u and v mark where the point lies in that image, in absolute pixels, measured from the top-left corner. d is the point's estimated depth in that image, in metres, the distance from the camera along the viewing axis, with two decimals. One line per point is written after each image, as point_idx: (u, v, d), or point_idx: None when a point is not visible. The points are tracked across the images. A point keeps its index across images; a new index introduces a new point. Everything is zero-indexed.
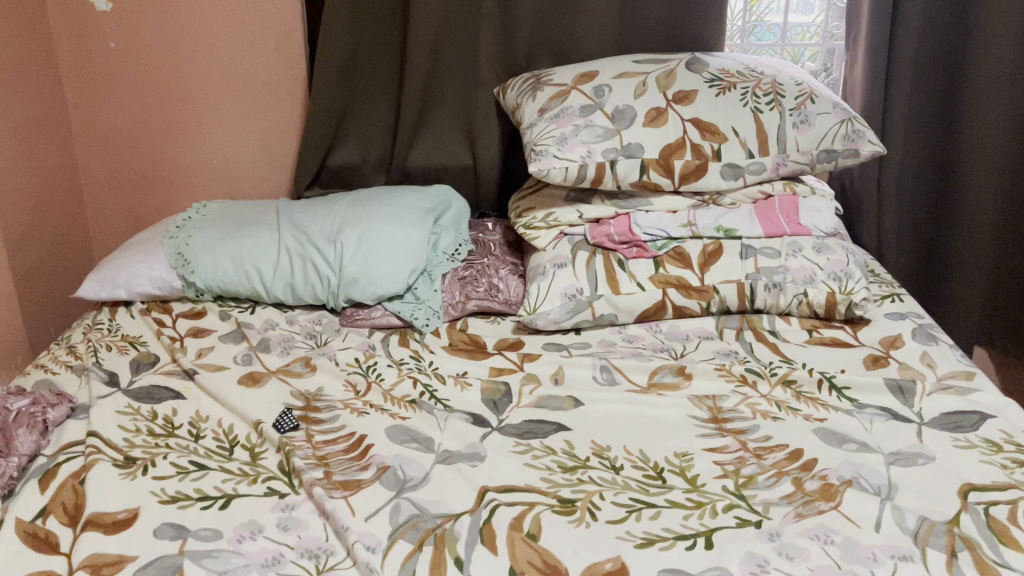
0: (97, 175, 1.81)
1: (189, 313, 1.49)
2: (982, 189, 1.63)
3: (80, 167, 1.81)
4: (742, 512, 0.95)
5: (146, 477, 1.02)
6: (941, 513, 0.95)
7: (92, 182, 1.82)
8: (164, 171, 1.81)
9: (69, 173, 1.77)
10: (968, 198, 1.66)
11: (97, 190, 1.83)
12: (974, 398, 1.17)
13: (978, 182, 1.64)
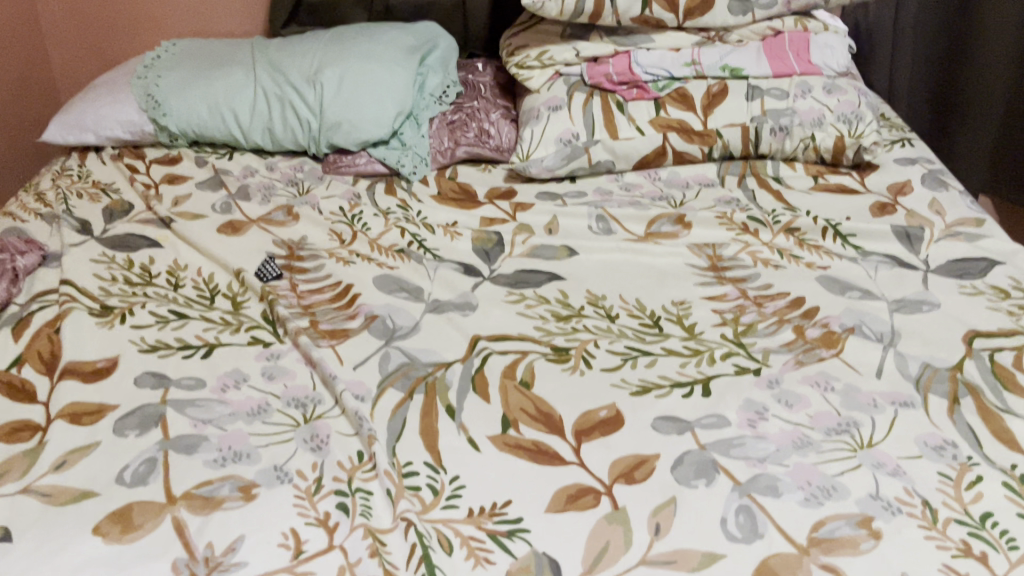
0: (57, 12, 1.69)
1: (163, 159, 1.41)
2: (1004, 26, 1.54)
3: (37, 3, 1.68)
4: (740, 360, 0.93)
5: (125, 326, 0.98)
6: (944, 360, 0.92)
7: (52, 20, 1.69)
8: (126, 7, 1.68)
9: (25, 9, 1.65)
10: (989, 35, 1.56)
11: (58, 29, 1.71)
12: (982, 244, 1.13)
13: (1001, 19, 1.54)
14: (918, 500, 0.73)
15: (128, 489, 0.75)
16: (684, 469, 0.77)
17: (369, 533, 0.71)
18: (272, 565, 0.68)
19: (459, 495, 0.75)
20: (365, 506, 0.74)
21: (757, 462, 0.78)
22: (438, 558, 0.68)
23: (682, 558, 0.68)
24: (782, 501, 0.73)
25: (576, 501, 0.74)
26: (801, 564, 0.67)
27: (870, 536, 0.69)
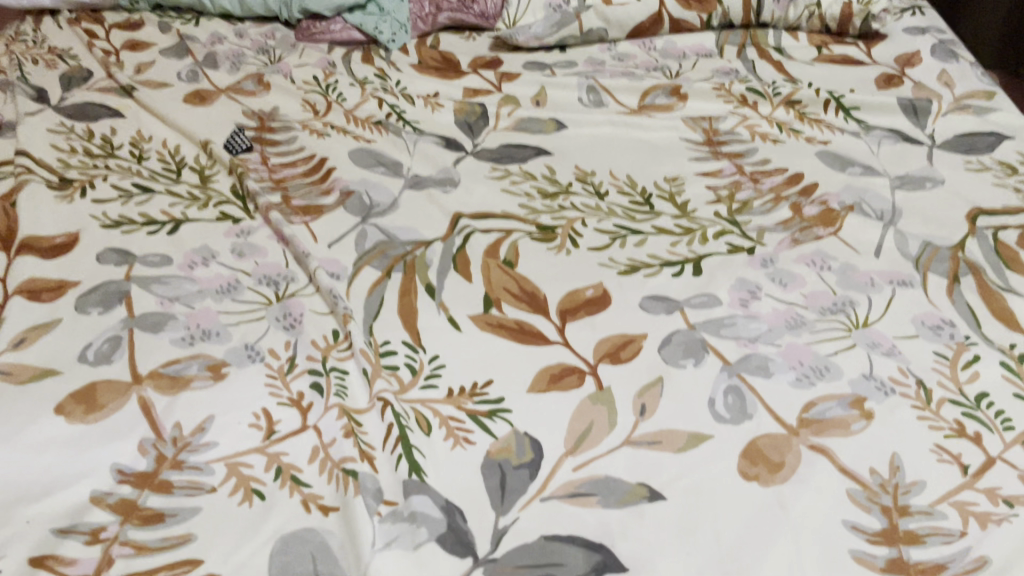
0: None
1: (123, 24, 1.32)
2: None
3: None
4: (733, 239, 0.88)
5: (85, 200, 0.93)
6: (945, 239, 0.88)
7: None
8: None
9: None
10: None
11: None
12: (991, 119, 1.08)
13: None
14: (912, 381, 0.70)
15: (92, 367, 0.71)
16: (672, 350, 0.74)
17: (343, 413, 0.67)
18: (243, 447, 0.64)
19: (439, 375, 0.71)
20: (341, 388, 0.70)
21: (747, 342, 0.75)
22: (416, 438, 0.65)
23: (668, 439, 0.65)
24: (772, 382, 0.70)
25: (559, 382, 0.71)
26: (790, 446, 0.64)
27: (862, 416, 0.67)
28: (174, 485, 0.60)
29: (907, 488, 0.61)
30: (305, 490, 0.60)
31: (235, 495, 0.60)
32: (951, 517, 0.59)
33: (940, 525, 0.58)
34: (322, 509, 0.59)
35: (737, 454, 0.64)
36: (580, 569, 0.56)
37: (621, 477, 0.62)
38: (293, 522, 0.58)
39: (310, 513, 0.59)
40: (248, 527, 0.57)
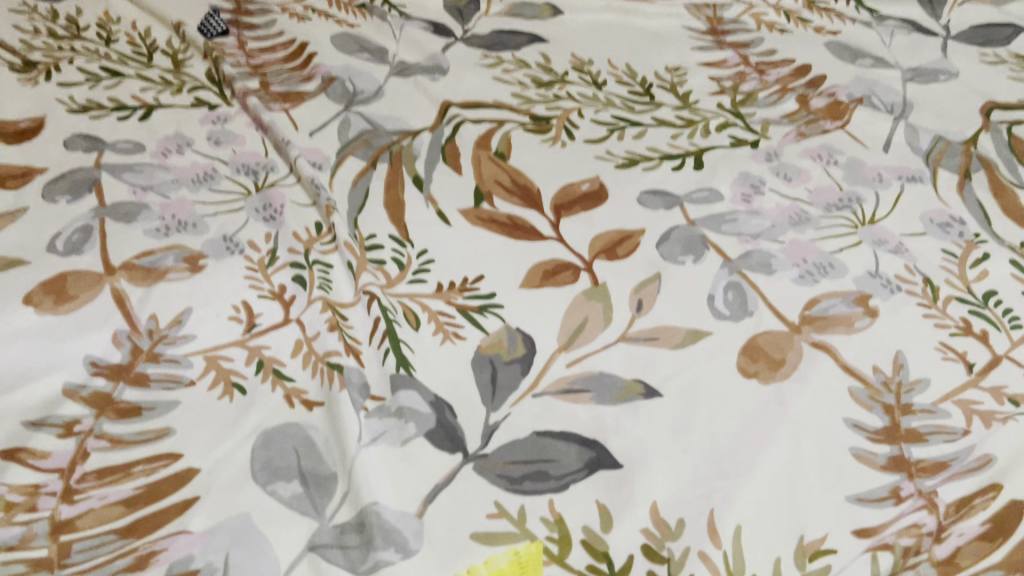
0: None
1: None
2: None
3: None
4: (737, 132, 0.84)
5: (51, 84, 0.87)
6: (957, 134, 0.84)
7: None
8: None
9: None
10: None
11: None
12: (1008, 10, 1.03)
13: None
14: (919, 279, 0.67)
15: (62, 258, 0.68)
16: (671, 246, 0.71)
17: (328, 307, 0.64)
18: (222, 341, 0.61)
19: (428, 270, 0.68)
20: (325, 282, 0.67)
21: (749, 239, 0.71)
22: (404, 334, 0.62)
23: (665, 335, 0.63)
24: (774, 280, 0.67)
25: (553, 278, 0.68)
26: (792, 344, 0.62)
27: (866, 314, 0.64)
28: (150, 379, 0.58)
29: (910, 386, 0.59)
30: (288, 385, 0.58)
31: (215, 389, 0.57)
32: (954, 416, 0.57)
33: (943, 423, 0.56)
34: (306, 405, 0.57)
35: (737, 352, 0.61)
36: (571, 466, 0.54)
37: (616, 374, 0.60)
38: (275, 418, 0.56)
39: (293, 408, 0.56)
40: (229, 421, 0.55)
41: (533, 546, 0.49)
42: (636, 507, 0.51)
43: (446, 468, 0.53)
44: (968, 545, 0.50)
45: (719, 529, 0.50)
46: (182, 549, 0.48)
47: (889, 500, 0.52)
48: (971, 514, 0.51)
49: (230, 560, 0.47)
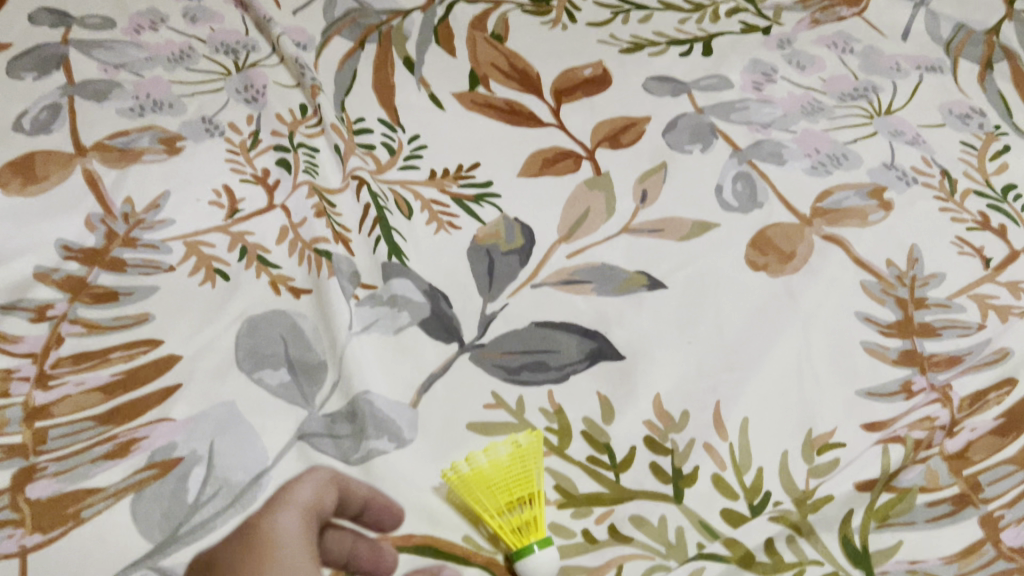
0: None
1: None
2: None
3: None
4: (748, 17, 0.79)
5: None
6: (980, 22, 0.80)
7: None
8: None
9: None
10: None
11: None
12: None
13: None
14: (936, 172, 0.64)
15: (29, 137, 0.63)
16: (678, 134, 0.67)
17: (314, 192, 0.60)
18: (202, 226, 0.57)
19: (420, 156, 0.64)
20: (310, 166, 0.63)
21: (760, 128, 0.68)
22: (395, 221, 0.58)
23: (671, 226, 0.59)
24: (785, 170, 0.64)
25: (553, 166, 0.64)
26: (802, 236, 0.59)
27: (881, 207, 0.61)
28: (127, 264, 0.54)
29: (925, 281, 0.56)
30: (273, 271, 0.55)
31: (197, 275, 0.54)
32: (969, 311, 0.55)
33: (957, 319, 0.54)
34: (293, 293, 0.54)
35: (745, 244, 0.58)
36: (572, 359, 0.51)
37: (619, 265, 0.57)
38: (260, 305, 0.53)
39: (279, 296, 0.53)
40: (211, 308, 0.52)
41: (533, 437, 0.47)
42: (639, 399, 0.49)
43: (442, 358, 0.51)
44: (980, 440, 0.47)
45: (726, 422, 0.48)
46: (163, 437, 0.45)
47: (900, 394, 0.50)
48: (983, 409, 0.48)
49: (216, 447, 0.45)
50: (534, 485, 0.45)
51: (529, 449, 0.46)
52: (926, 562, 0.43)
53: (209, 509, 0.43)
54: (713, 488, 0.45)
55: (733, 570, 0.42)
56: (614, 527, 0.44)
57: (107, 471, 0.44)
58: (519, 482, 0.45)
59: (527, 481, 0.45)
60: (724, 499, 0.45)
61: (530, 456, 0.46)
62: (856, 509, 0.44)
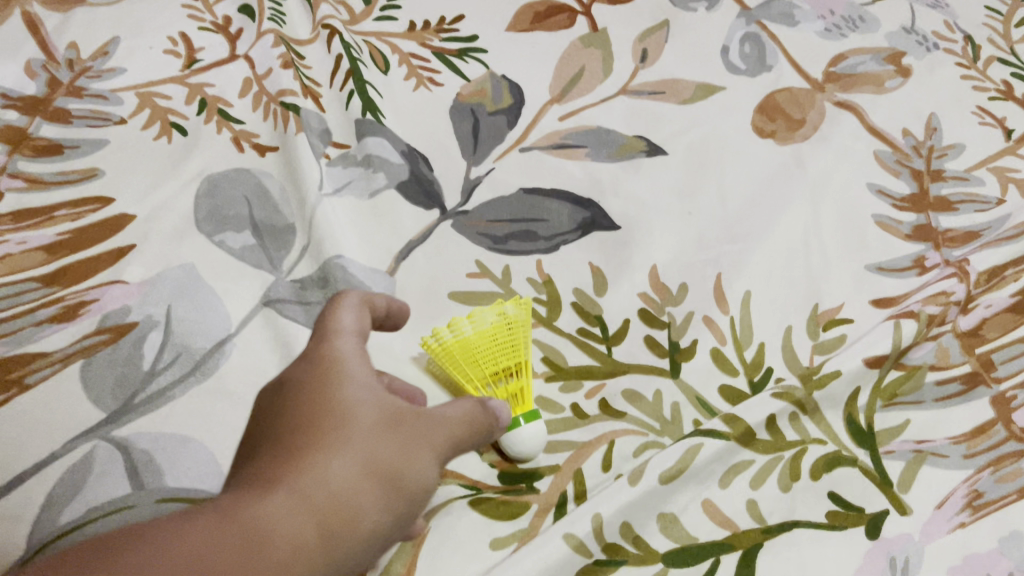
0: None
1: None
2: None
3: None
4: None
5: None
6: None
7: None
8: None
9: None
10: None
11: None
12: None
13: None
14: (959, 37, 0.59)
15: None
16: None
17: (280, 42, 0.54)
18: (157, 77, 0.52)
19: (398, 6, 0.58)
20: (276, 13, 0.56)
21: None
22: (370, 76, 0.53)
23: (673, 89, 0.55)
24: (797, 32, 0.59)
25: (545, 21, 0.58)
26: (813, 102, 0.54)
27: (899, 73, 0.57)
28: (73, 115, 0.49)
29: (943, 152, 0.52)
30: (236, 127, 0.50)
31: (151, 129, 0.49)
32: (988, 185, 0.51)
33: (975, 193, 0.50)
34: (257, 150, 0.49)
35: (752, 109, 0.54)
36: (563, 228, 0.47)
37: (615, 128, 0.52)
38: (221, 163, 0.48)
39: (242, 153, 0.48)
40: (167, 165, 0.47)
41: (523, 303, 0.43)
42: (634, 270, 0.46)
43: (421, 224, 0.47)
44: (994, 317, 0.44)
45: (727, 294, 0.45)
46: (116, 301, 0.41)
47: (912, 271, 0.46)
48: (1001, 285, 0.45)
49: (173, 313, 0.41)
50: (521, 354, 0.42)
51: (517, 317, 0.42)
52: (933, 442, 0.40)
53: (168, 377, 0.39)
54: (712, 363, 0.43)
55: (732, 448, 0.40)
56: (605, 402, 0.41)
57: (53, 335, 0.40)
58: (507, 351, 0.42)
59: (512, 351, 0.42)
60: (724, 375, 0.42)
61: (518, 324, 0.42)
62: (863, 387, 0.42)
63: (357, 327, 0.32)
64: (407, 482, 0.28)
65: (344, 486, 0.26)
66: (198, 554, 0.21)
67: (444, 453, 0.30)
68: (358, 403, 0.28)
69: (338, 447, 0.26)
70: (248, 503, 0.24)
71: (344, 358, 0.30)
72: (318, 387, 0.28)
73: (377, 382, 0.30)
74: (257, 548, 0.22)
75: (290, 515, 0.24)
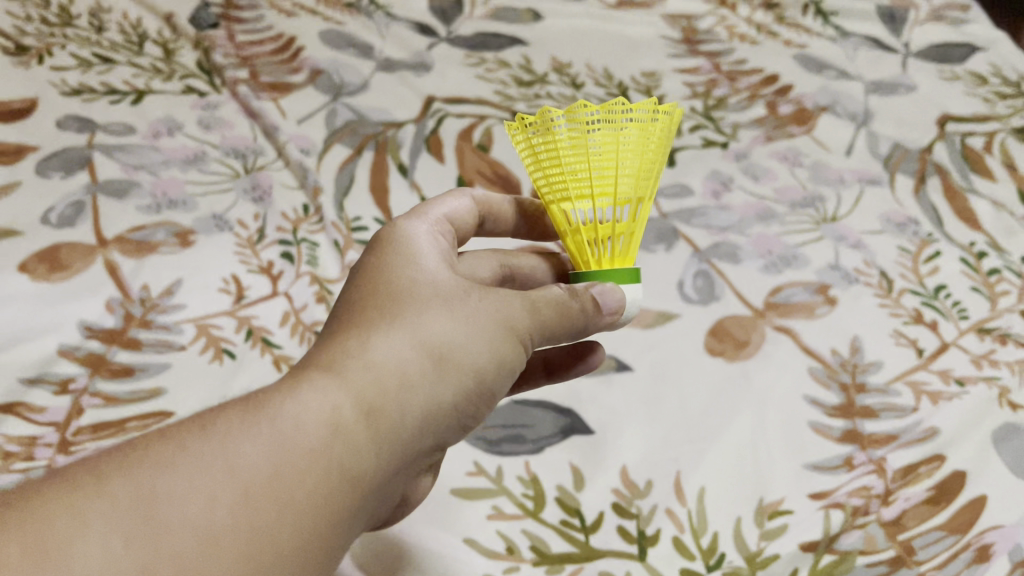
0: None
1: None
2: None
3: None
4: (708, 133, 0.89)
5: (43, 68, 0.92)
6: (915, 141, 0.89)
7: None
8: None
9: None
10: None
11: None
12: (967, 31, 1.10)
13: None
14: (875, 273, 0.71)
15: (55, 229, 0.70)
16: (644, 234, 0.74)
17: (316, 281, 0.68)
18: (212, 309, 0.64)
19: None
20: (288, 238, 0.72)
21: (718, 231, 0.76)
22: None
23: (637, 316, 0.66)
24: (740, 268, 0.71)
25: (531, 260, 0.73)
26: (755, 326, 0.66)
27: (826, 302, 0.68)
28: (143, 342, 0.60)
29: (865, 368, 0.63)
30: (276, 351, 0.61)
31: (206, 353, 0.60)
32: (904, 395, 0.60)
33: (893, 401, 0.60)
34: None
35: (704, 334, 0.65)
36: (547, 431, 0.57)
37: None
38: (262, 382, 0.58)
39: (281, 371, 0.60)
40: (218, 386, 0.58)
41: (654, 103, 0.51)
42: (607, 470, 0.55)
43: None
44: (913, 508, 0.53)
45: (685, 489, 0.54)
46: None
47: (842, 467, 0.55)
48: (916, 480, 0.54)
49: None
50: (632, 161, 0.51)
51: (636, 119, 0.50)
52: None
53: None
54: (673, 549, 0.51)
55: None
56: None
57: None
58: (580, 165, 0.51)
59: (618, 155, 0.50)
60: (683, 559, 0.50)
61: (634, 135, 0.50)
62: (801, 567, 0.50)
63: (434, 236, 0.49)
64: (454, 366, 0.42)
65: (394, 360, 0.40)
66: (263, 417, 0.35)
67: (512, 335, 0.45)
68: (411, 287, 0.43)
69: (384, 335, 0.40)
70: (312, 380, 0.37)
71: (409, 260, 0.45)
72: (381, 278, 0.44)
73: (439, 280, 0.44)
74: (305, 422, 0.35)
75: (335, 393, 0.37)
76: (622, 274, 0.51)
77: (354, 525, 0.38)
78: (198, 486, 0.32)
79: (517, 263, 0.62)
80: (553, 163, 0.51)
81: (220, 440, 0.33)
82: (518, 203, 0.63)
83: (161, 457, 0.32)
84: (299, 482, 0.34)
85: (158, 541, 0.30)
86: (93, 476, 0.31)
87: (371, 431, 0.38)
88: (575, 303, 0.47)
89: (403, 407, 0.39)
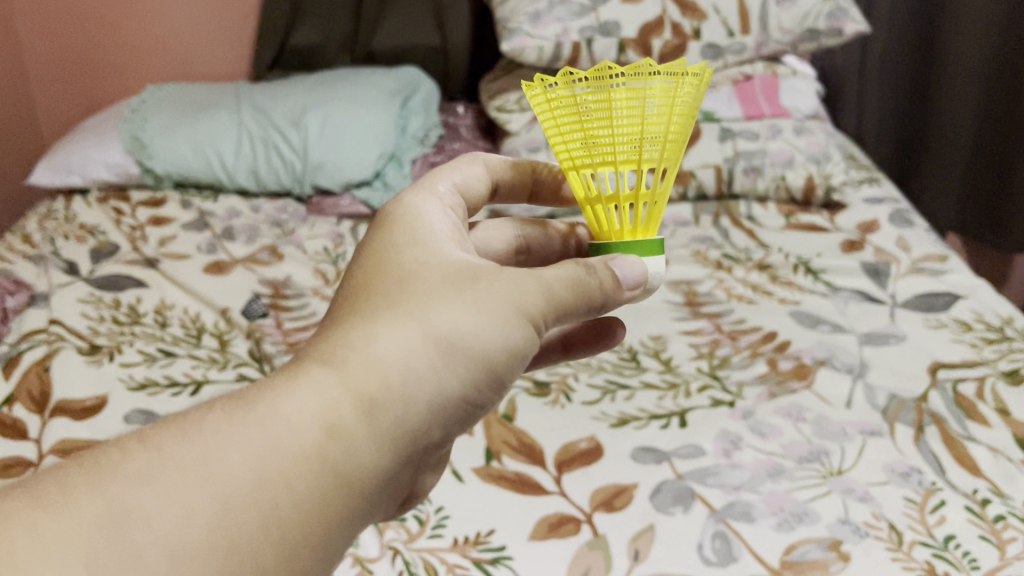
0: (48, 81, 1.96)
1: (150, 215, 1.50)
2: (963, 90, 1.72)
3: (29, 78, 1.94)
4: (715, 392, 0.96)
5: (113, 364, 1.03)
6: (910, 390, 0.95)
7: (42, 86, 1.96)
8: (106, 62, 1.96)
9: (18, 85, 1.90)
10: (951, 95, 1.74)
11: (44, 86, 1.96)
12: (947, 279, 1.20)
13: (959, 84, 1.72)
14: (884, 524, 0.75)
15: None
16: (662, 497, 0.79)
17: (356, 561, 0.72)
18: None
19: (445, 525, 0.76)
20: None
21: (732, 490, 0.80)
22: (412, 530, 0.76)
23: None
24: (755, 526, 0.76)
25: (558, 528, 0.76)
26: None
27: (840, 557, 0.72)
28: None
29: None
30: None
31: None
32: None
33: None
34: None
35: None
36: None
37: None
38: None
39: None
40: None
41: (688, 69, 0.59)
42: None
43: None
44: None
45: None
46: None
47: None
48: None
49: None
50: (659, 130, 0.59)
51: (663, 88, 0.59)
52: None
53: None
54: None
55: None
56: None
57: None
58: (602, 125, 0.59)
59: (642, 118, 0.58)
60: None
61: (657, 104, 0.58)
62: None
63: (443, 213, 0.57)
64: (458, 353, 0.48)
65: (396, 353, 0.46)
66: (257, 421, 0.42)
67: (522, 317, 0.50)
68: (417, 279, 0.50)
69: (387, 330, 0.47)
70: (316, 378, 0.44)
71: (421, 251, 0.52)
72: (394, 267, 0.51)
73: (447, 268, 0.51)
74: (296, 427, 0.42)
75: (333, 392, 0.44)
76: (647, 245, 0.59)
77: (357, 513, 0.44)
78: (172, 492, 0.38)
79: (531, 233, 0.70)
80: (581, 124, 0.59)
81: (206, 446, 0.40)
82: (533, 173, 0.68)
83: (149, 463, 0.39)
84: (281, 483, 0.40)
85: (127, 555, 0.35)
86: (85, 479, 0.38)
87: (367, 425, 0.44)
88: (593, 279, 0.54)
89: (405, 394, 0.46)
